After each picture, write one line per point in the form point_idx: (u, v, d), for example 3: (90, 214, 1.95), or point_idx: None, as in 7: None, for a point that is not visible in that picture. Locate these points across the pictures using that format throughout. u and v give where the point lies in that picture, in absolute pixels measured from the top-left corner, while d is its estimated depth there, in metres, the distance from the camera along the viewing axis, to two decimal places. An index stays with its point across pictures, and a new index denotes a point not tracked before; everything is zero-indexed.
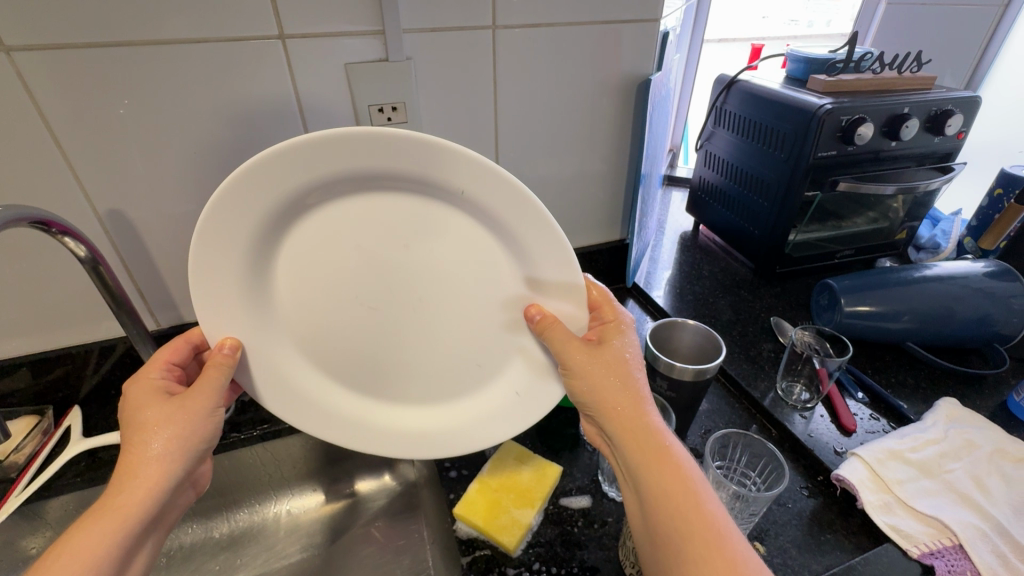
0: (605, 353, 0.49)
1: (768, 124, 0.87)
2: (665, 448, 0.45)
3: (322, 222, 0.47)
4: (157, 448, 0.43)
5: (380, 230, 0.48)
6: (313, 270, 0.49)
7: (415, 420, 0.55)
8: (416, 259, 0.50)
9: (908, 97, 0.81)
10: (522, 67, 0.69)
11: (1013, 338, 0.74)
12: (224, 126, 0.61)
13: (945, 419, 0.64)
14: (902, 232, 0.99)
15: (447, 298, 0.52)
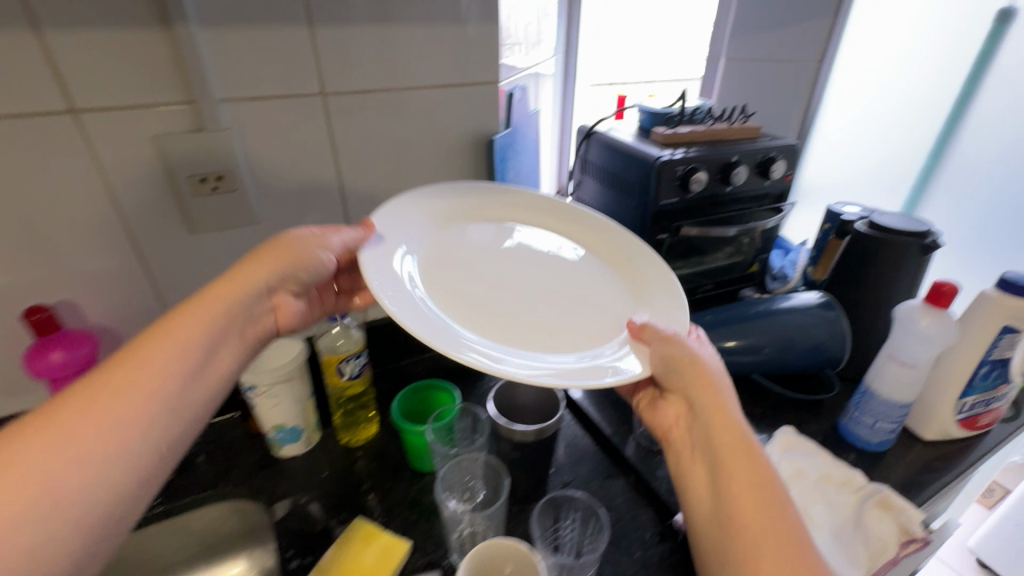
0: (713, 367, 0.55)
1: (620, 174, 0.92)
2: (750, 442, 0.49)
3: (487, 258, 0.64)
4: (271, 265, 0.56)
5: (492, 270, 0.63)
6: (504, 287, 0.61)
7: (516, 360, 0.49)
8: (530, 275, 0.64)
9: (737, 147, 0.88)
10: (361, 131, 0.70)
11: (843, 361, 0.80)
12: (12, 204, 0.55)
13: (781, 449, 0.67)
14: (755, 264, 1.06)
15: (519, 291, 0.61)
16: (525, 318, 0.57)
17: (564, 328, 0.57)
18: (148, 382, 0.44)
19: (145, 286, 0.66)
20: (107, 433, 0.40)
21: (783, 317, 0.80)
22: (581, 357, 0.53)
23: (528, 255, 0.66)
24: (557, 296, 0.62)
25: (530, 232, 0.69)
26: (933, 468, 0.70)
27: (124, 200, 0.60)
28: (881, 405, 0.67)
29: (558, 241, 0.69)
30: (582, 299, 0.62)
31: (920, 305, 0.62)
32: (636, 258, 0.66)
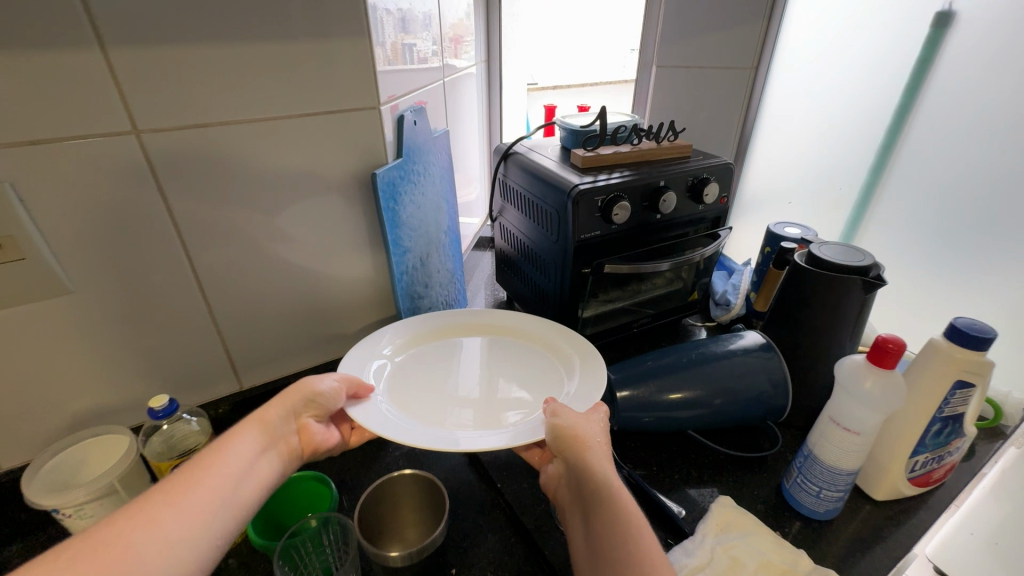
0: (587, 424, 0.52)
1: (539, 202, 0.81)
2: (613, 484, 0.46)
3: (436, 371, 0.67)
4: (308, 389, 0.55)
5: (447, 378, 0.66)
6: (450, 389, 0.64)
7: (468, 434, 0.53)
8: (485, 376, 0.67)
9: (665, 169, 0.79)
10: (202, 176, 0.59)
11: (786, 409, 0.72)
12: None
13: (714, 531, 0.58)
14: (696, 291, 0.97)
15: (475, 391, 0.64)
16: (485, 409, 0.61)
17: (516, 409, 0.61)
18: (211, 482, 0.43)
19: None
20: (178, 521, 0.39)
21: (720, 364, 0.71)
22: (521, 427, 0.56)
23: (495, 359, 0.70)
24: (505, 387, 0.65)
25: (497, 343, 0.73)
26: (878, 533, 0.62)
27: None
28: (825, 472, 0.58)
29: (527, 346, 0.72)
30: (519, 388, 0.65)
31: (864, 363, 0.54)
32: (565, 341, 0.70)
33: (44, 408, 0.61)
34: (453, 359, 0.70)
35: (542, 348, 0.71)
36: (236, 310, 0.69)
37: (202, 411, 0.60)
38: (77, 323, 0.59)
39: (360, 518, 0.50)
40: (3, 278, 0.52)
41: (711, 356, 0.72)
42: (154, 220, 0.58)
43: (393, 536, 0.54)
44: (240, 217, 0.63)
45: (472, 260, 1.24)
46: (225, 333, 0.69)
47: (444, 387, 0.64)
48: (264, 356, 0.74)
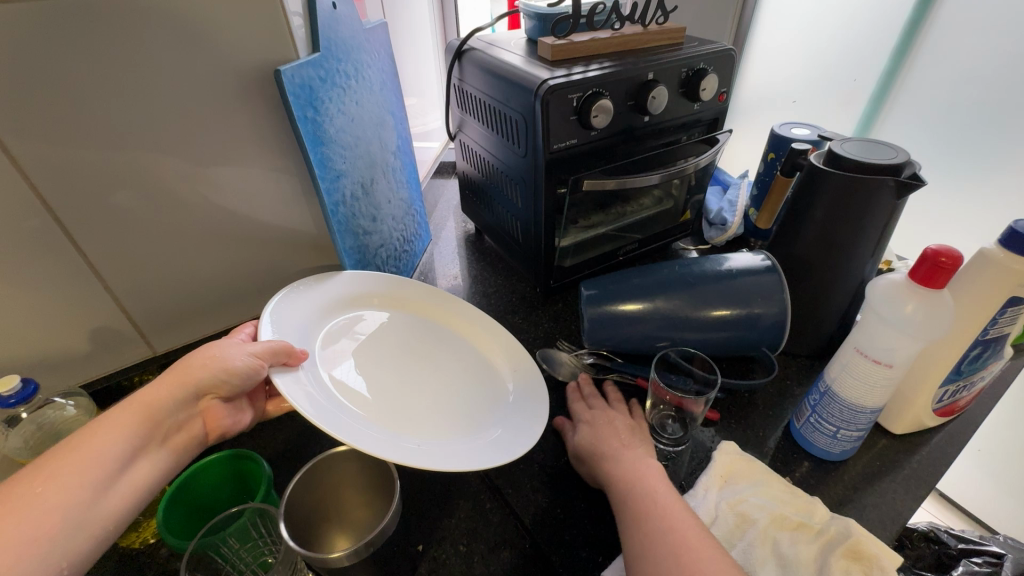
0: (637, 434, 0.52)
1: (501, 109, 0.67)
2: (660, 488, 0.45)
3: (386, 353, 0.56)
4: (215, 367, 0.44)
5: (399, 358, 0.56)
6: (399, 373, 0.54)
7: (409, 445, 0.43)
8: (437, 366, 0.57)
9: (653, 58, 0.64)
10: (31, 81, 0.43)
11: (776, 347, 0.64)
12: None
13: (718, 484, 0.51)
14: (687, 211, 0.86)
15: (425, 382, 0.54)
16: (427, 406, 0.51)
17: (455, 410, 0.52)
18: (60, 495, 0.34)
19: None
20: (15, 545, 0.32)
21: (704, 284, 0.63)
22: (463, 445, 0.47)
23: (433, 344, 0.60)
24: (457, 383, 0.56)
25: (440, 334, 0.62)
26: (896, 470, 0.55)
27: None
28: (842, 410, 0.50)
29: (467, 352, 0.61)
30: (468, 388, 0.56)
31: (906, 282, 0.44)
32: (505, 352, 0.60)
33: None
34: (411, 340, 0.59)
35: (484, 353, 0.61)
36: (127, 261, 0.55)
37: (83, 393, 0.48)
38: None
39: (287, 515, 0.40)
40: None
41: (694, 276, 0.64)
42: None
43: (341, 522, 0.46)
44: (103, 139, 0.48)
45: (434, 190, 1.09)
46: (119, 291, 0.56)
47: (389, 369, 0.54)
48: (176, 316, 0.61)
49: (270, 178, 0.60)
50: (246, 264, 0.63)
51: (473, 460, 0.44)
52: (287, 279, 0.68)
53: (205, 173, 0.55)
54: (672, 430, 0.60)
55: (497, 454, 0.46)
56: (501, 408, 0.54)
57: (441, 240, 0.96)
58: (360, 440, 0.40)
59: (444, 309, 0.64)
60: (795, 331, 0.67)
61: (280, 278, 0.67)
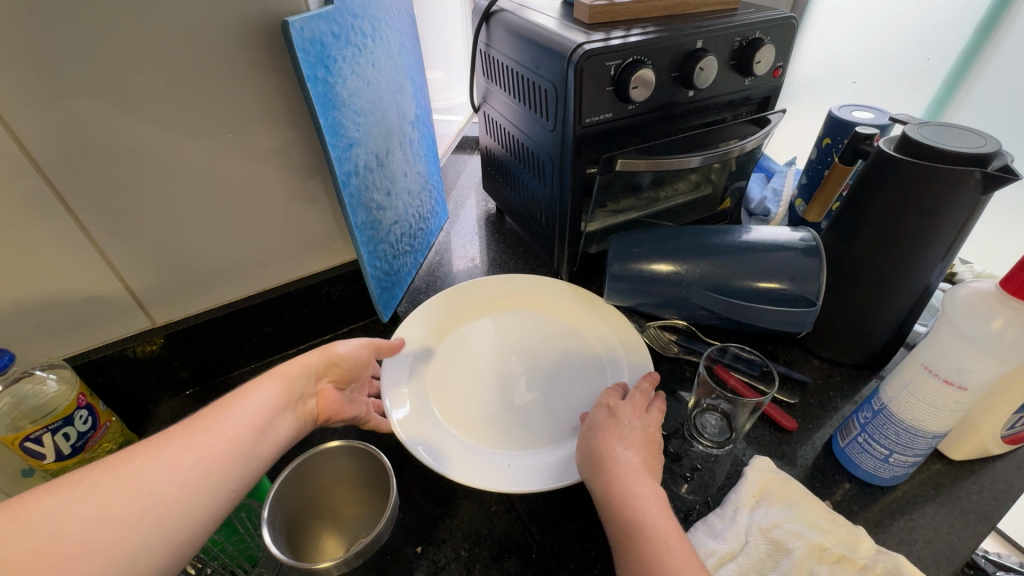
0: (644, 441, 0.44)
1: (532, 79, 0.61)
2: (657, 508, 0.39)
3: (500, 354, 0.62)
4: (331, 351, 0.49)
5: (517, 356, 0.62)
6: (506, 374, 0.60)
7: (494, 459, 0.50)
8: (551, 370, 0.60)
9: (703, 24, 0.57)
10: (9, 17, 0.39)
11: (801, 331, 0.59)
12: None
13: (750, 504, 0.46)
14: (727, 199, 0.79)
15: (534, 383, 0.59)
16: (533, 407, 0.56)
17: (557, 400, 0.57)
18: (227, 427, 0.37)
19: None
20: (197, 470, 0.34)
21: (738, 257, 0.59)
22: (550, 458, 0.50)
23: (518, 334, 0.65)
24: (562, 385, 0.58)
25: (563, 339, 0.64)
26: (953, 499, 0.49)
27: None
28: (898, 432, 0.44)
29: (573, 357, 0.61)
30: (568, 391, 0.58)
31: (996, 293, 0.38)
32: (614, 357, 0.60)
33: None
34: (538, 335, 0.65)
35: (589, 355, 0.62)
36: (124, 226, 0.51)
37: (65, 365, 0.46)
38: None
39: (277, 520, 0.37)
40: None
41: (730, 247, 0.60)
42: None
43: (334, 520, 0.42)
44: (92, 88, 0.44)
45: (455, 165, 1.03)
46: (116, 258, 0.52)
47: (499, 370, 0.60)
48: (177, 287, 0.57)
49: (276, 143, 0.55)
50: (252, 235, 0.59)
51: None
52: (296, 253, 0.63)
53: (206, 135, 0.50)
54: (713, 431, 0.55)
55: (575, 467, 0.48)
56: None
57: (463, 219, 0.91)
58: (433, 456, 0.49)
59: (507, 289, 0.69)
60: (842, 338, 0.60)
61: (289, 253, 0.62)
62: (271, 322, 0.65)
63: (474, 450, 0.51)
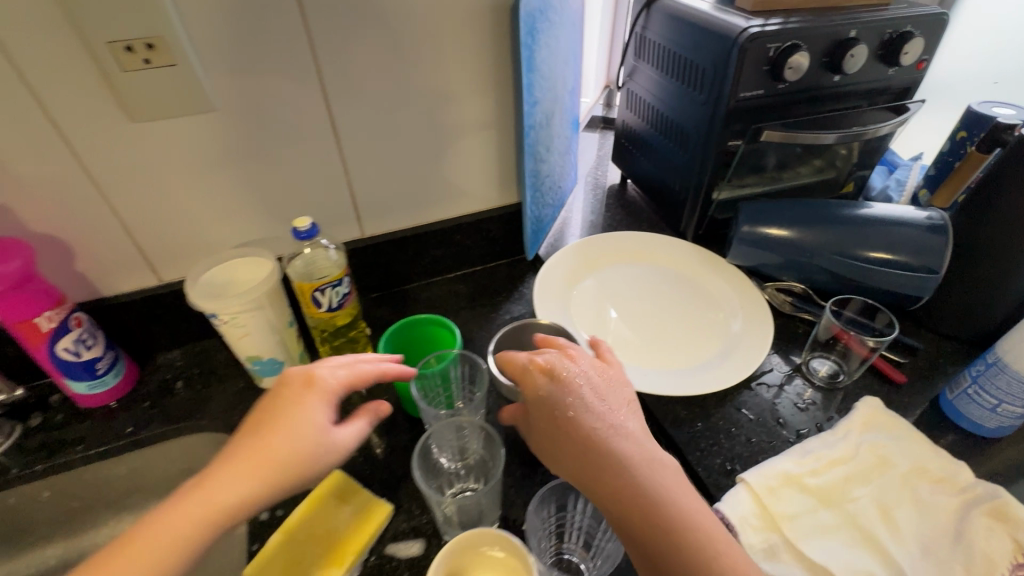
0: (593, 396, 0.44)
1: (688, 58, 0.70)
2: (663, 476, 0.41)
3: (629, 294, 0.73)
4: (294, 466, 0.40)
5: (645, 297, 0.73)
6: (635, 310, 0.71)
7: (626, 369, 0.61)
8: (674, 309, 0.71)
9: (857, 16, 0.64)
10: None
11: (922, 299, 0.66)
12: None
13: (860, 428, 0.53)
14: (848, 183, 0.84)
15: (658, 318, 0.70)
16: (658, 336, 0.67)
17: (682, 341, 0.66)
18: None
19: (76, 176, 0.54)
20: None
21: (863, 229, 0.66)
22: (675, 373, 0.61)
23: (645, 279, 0.76)
24: (682, 320, 0.69)
25: (687, 287, 0.74)
26: None
27: (15, 54, 0.46)
28: (1009, 382, 0.50)
29: (694, 300, 0.72)
30: (688, 325, 0.69)
31: None
32: (732, 303, 0.70)
33: (182, 230, 0.62)
34: (666, 282, 0.75)
35: (709, 300, 0.72)
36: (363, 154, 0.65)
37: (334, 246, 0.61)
38: (207, 143, 0.57)
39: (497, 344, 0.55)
40: (155, 83, 0.50)
41: (856, 220, 0.66)
42: (288, 32, 0.53)
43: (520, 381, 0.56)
44: (372, 42, 0.57)
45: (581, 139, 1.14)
46: (354, 179, 0.66)
47: (629, 307, 0.72)
48: (383, 209, 0.71)
49: (479, 98, 0.67)
50: (445, 174, 0.72)
51: (707, 385, 0.59)
52: (471, 193, 0.76)
53: (433, 86, 0.63)
54: (822, 376, 0.63)
55: (696, 383, 0.60)
56: (718, 347, 0.65)
57: (587, 187, 1.01)
58: None
59: (631, 246, 0.79)
60: (957, 314, 0.65)
61: (466, 191, 0.74)
62: (441, 248, 0.78)
63: None
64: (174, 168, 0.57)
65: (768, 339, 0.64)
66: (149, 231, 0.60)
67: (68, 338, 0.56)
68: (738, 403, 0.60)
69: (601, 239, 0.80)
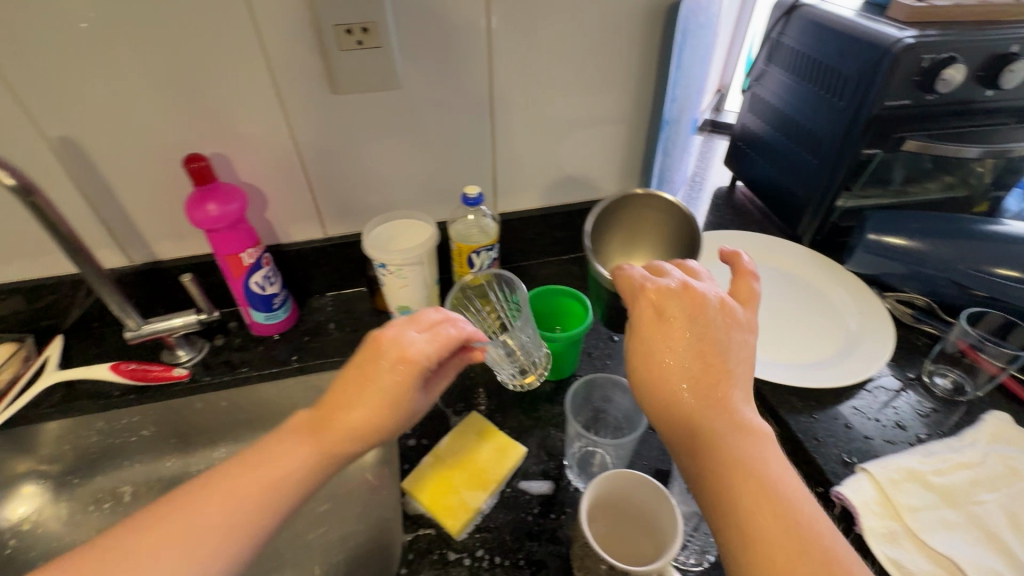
0: (691, 359, 0.41)
1: (831, 64, 0.72)
2: (751, 456, 0.39)
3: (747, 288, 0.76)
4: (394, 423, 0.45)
5: (763, 291, 0.75)
6: (752, 303, 0.74)
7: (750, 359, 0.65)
8: (791, 304, 0.73)
9: (1020, 31, 0.63)
10: None
11: None
12: (186, 48, 0.55)
13: (988, 439, 0.54)
14: (982, 203, 0.82)
15: (775, 312, 0.72)
16: (776, 330, 0.70)
17: (798, 336, 0.69)
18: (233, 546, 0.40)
19: (283, 135, 0.63)
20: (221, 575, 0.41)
21: (1003, 248, 0.65)
22: (795, 366, 0.64)
23: (760, 275, 0.78)
24: (800, 316, 0.71)
25: (802, 286, 0.76)
26: None
27: (263, 30, 0.55)
28: None
29: (811, 298, 0.74)
30: (806, 321, 0.71)
31: None
32: (849, 303, 0.72)
33: (353, 192, 0.71)
34: (782, 281, 0.77)
35: (826, 299, 0.73)
36: (512, 137, 0.72)
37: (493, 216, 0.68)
38: (388, 117, 0.65)
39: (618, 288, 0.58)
40: (362, 61, 0.59)
41: (996, 238, 0.66)
42: (473, 23, 0.60)
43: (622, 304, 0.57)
44: (540, 35, 0.64)
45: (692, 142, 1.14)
46: (500, 157, 0.73)
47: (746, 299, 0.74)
48: (518, 190, 0.78)
49: (621, 92, 0.72)
50: (578, 160, 0.77)
51: (829, 380, 0.61)
52: (597, 182, 0.81)
53: (585, 77, 0.69)
54: (944, 388, 0.63)
55: (817, 376, 0.62)
56: (836, 344, 0.67)
57: (696, 186, 1.03)
58: None
59: (743, 245, 0.81)
60: None
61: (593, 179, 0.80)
62: (562, 231, 0.83)
63: None
64: (356, 137, 0.66)
65: (892, 343, 0.65)
66: (327, 190, 0.70)
67: (259, 274, 0.66)
68: (856, 403, 0.61)
69: (714, 237, 0.82)
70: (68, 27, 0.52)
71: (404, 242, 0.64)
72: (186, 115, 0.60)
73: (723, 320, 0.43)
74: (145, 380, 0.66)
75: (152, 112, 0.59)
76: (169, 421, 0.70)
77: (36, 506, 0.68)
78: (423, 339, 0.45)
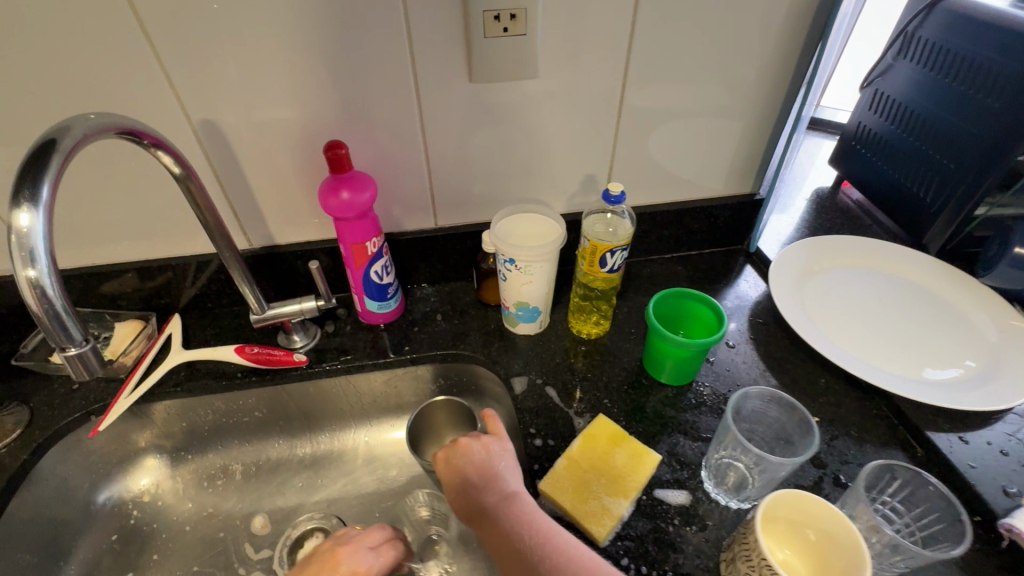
0: (476, 483, 0.49)
1: (988, 61, 0.67)
2: (523, 518, 0.46)
3: (871, 297, 0.72)
4: None
5: (890, 302, 0.71)
6: (880, 314, 0.70)
7: (889, 376, 0.61)
8: (922, 316, 0.69)
9: None
10: None
11: None
12: (333, 33, 0.55)
13: None
14: None
15: (906, 325, 0.68)
16: (910, 344, 0.66)
17: (936, 352, 0.65)
18: None
19: (413, 124, 0.62)
20: None
21: None
22: (938, 384, 0.61)
23: (884, 284, 0.73)
24: (935, 330, 0.67)
25: (931, 298, 0.71)
26: None
27: (411, 15, 0.54)
28: None
29: (944, 311, 0.70)
30: (942, 336, 0.67)
31: None
32: (989, 318, 0.67)
33: (470, 183, 0.70)
34: (908, 292, 0.72)
35: (961, 313, 0.69)
36: (635, 132, 0.69)
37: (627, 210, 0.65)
38: (518, 108, 0.64)
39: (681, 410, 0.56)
40: (505, 48, 0.57)
41: None
42: (617, 12, 0.58)
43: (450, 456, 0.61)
44: (684, 25, 0.61)
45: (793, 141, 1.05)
46: (617, 152, 0.71)
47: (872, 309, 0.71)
48: (631, 185, 0.75)
49: (753, 88, 0.69)
50: (696, 157, 0.74)
51: (982, 402, 0.58)
52: (711, 179, 0.78)
53: (719, 71, 0.66)
54: None
55: (966, 397, 0.59)
56: (980, 361, 0.64)
57: (797, 184, 0.98)
58: (836, 356, 0.63)
59: (862, 254, 0.77)
60: None
61: (707, 177, 0.77)
62: (669, 229, 0.81)
63: (869, 366, 0.63)
64: (483, 128, 0.65)
65: None
66: (445, 180, 0.69)
67: (379, 263, 0.66)
68: (1008, 427, 0.58)
69: (828, 242, 0.78)
70: (224, 11, 0.52)
71: (524, 232, 0.62)
72: (324, 103, 0.59)
73: (484, 446, 0.52)
74: (269, 364, 0.67)
75: (289, 98, 0.58)
76: (281, 405, 0.70)
77: (156, 479, 0.69)
78: (374, 556, 0.52)
